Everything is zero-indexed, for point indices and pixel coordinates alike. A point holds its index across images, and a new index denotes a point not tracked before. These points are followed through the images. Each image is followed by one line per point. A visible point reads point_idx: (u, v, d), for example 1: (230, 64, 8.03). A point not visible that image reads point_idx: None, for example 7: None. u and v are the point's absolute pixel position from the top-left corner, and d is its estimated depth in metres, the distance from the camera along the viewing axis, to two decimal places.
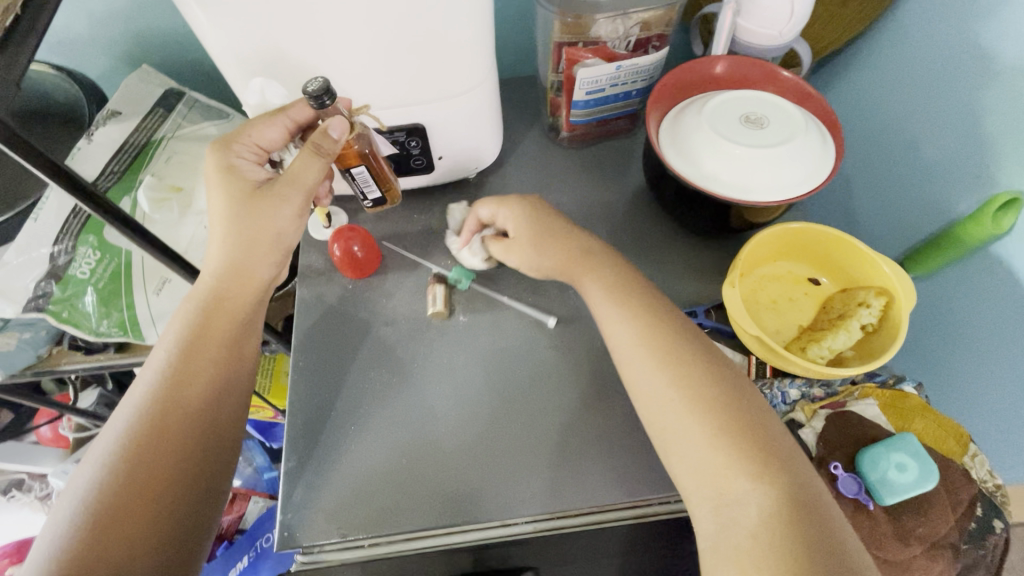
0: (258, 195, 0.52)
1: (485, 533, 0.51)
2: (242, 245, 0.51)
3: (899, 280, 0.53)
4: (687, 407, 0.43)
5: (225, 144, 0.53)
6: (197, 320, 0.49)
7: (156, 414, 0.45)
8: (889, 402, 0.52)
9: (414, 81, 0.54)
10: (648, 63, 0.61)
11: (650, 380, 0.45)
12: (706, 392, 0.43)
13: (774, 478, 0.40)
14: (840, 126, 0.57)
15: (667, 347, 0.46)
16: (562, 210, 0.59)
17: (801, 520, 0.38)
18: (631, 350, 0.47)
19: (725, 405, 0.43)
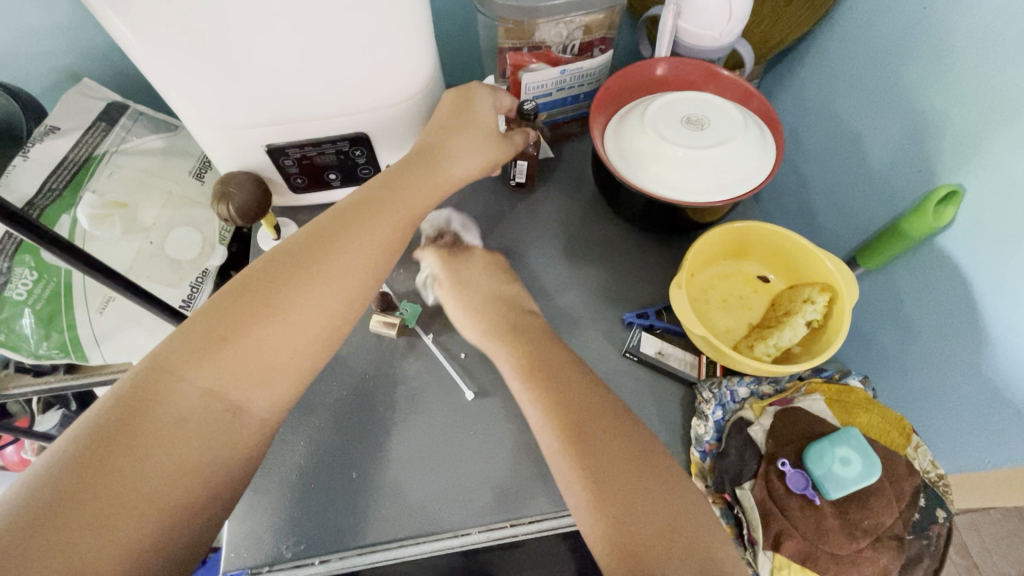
0: (471, 138, 0.56)
1: (442, 543, 0.51)
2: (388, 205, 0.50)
3: (841, 276, 0.54)
4: (551, 407, 0.46)
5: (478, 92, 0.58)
6: (301, 257, 0.45)
7: (243, 316, 0.42)
8: (836, 395, 0.53)
9: (354, 90, 0.53)
10: (593, 66, 0.61)
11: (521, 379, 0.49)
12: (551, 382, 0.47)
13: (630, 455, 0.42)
14: (780, 124, 0.57)
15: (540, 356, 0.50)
16: None
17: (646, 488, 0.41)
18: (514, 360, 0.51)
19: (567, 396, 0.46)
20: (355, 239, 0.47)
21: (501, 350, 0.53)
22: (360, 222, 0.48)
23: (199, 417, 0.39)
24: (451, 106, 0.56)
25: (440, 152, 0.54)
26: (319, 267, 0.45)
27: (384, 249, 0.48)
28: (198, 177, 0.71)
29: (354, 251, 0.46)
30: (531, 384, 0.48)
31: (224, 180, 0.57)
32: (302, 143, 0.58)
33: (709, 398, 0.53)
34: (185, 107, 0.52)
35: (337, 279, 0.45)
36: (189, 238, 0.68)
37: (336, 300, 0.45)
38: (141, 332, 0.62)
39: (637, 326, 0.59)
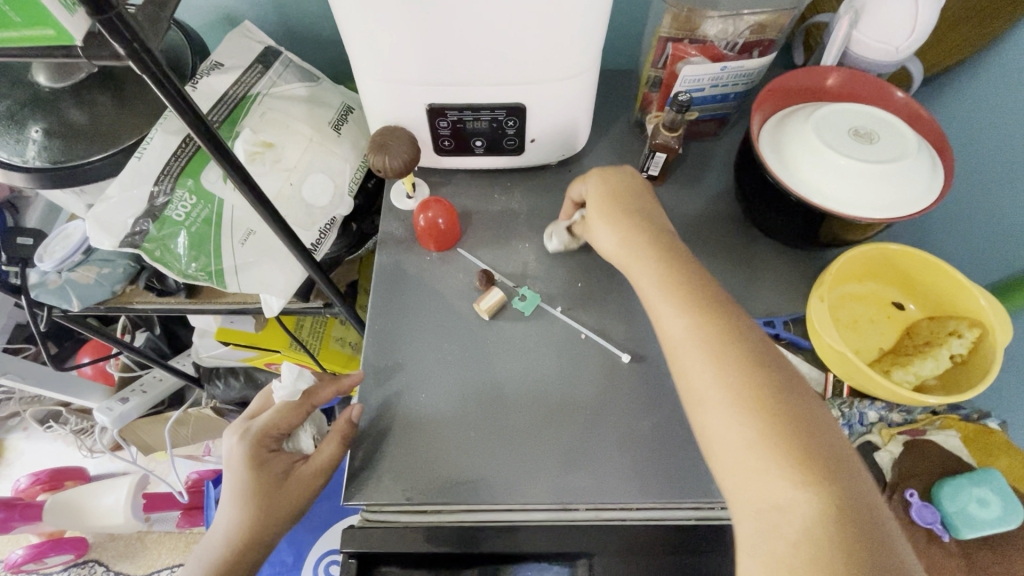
0: (261, 437, 0.54)
1: (547, 514, 0.52)
2: (262, 511, 0.53)
3: (996, 315, 0.52)
4: (688, 323, 0.46)
5: (262, 432, 0.55)
6: (227, 545, 0.53)
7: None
8: (973, 435, 0.51)
9: (519, 61, 0.54)
10: (753, 67, 0.60)
11: (656, 293, 0.49)
12: (691, 297, 0.47)
13: (761, 389, 0.42)
14: (951, 152, 0.55)
15: (674, 273, 0.49)
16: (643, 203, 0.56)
17: (790, 422, 0.41)
18: (647, 275, 0.50)
19: (700, 313, 0.46)
20: (231, 541, 0.53)
21: (645, 260, 0.51)
22: (230, 521, 0.53)
23: None
24: (236, 456, 0.53)
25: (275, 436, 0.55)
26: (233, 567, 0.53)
27: (274, 528, 0.54)
28: (337, 128, 0.73)
29: (246, 544, 0.53)
30: (675, 294, 0.48)
31: (385, 133, 0.59)
32: (461, 107, 0.59)
33: (837, 416, 0.53)
34: (363, 57, 0.55)
35: (254, 558, 0.54)
36: (325, 185, 0.70)
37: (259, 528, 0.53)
38: (275, 267, 0.65)
39: (763, 333, 0.58)
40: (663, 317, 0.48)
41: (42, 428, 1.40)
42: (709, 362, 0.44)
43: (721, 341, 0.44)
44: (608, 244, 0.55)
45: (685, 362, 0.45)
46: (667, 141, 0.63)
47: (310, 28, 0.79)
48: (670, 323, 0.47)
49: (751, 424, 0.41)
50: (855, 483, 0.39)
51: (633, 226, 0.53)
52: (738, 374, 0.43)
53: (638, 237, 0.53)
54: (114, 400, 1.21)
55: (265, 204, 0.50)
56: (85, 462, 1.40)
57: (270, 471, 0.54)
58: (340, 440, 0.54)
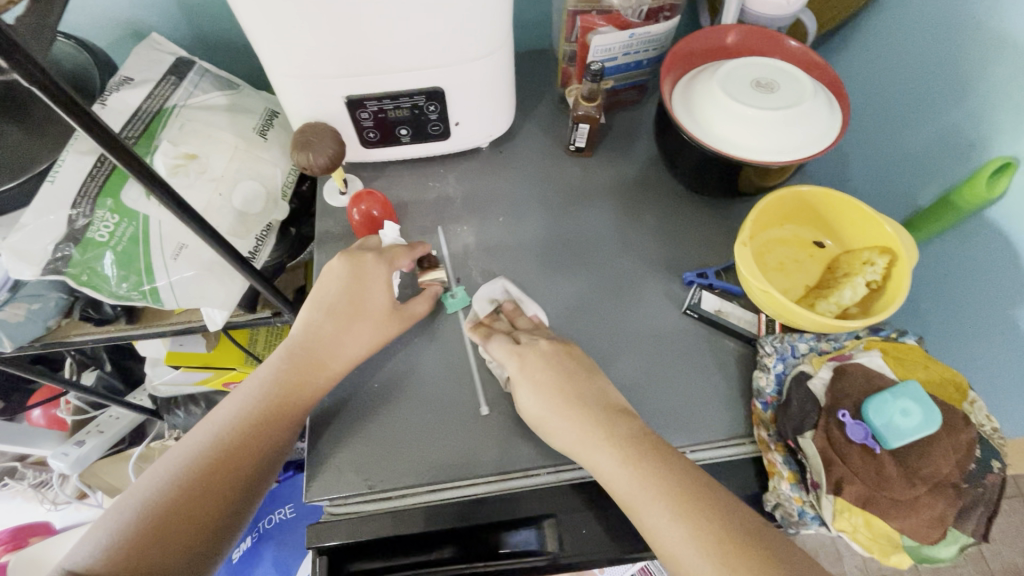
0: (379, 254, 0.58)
1: (509, 482, 0.53)
2: (303, 371, 0.54)
3: (901, 240, 0.55)
4: (666, 513, 0.44)
5: (383, 256, 0.58)
6: (273, 397, 0.52)
7: (235, 439, 0.51)
8: (894, 353, 0.55)
9: (428, 45, 0.55)
10: (659, 32, 0.63)
11: (614, 470, 0.47)
12: (644, 472, 0.46)
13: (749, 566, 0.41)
14: (846, 94, 0.59)
15: (623, 442, 0.47)
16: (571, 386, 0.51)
17: None
18: (603, 456, 0.47)
19: (662, 489, 0.45)
20: (257, 411, 0.52)
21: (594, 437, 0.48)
22: (262, 396, 0.53)
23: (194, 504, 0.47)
24: (343, 270, 0.57)
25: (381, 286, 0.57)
26: (271, 415, 0.52)
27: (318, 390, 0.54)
28: (262, 133, 0.72)
29: (290, 400, 0.53)
30: (631, 467, 0.46)
31: (307, 130, 0.58)
32: (381, 96, 0.59)
33: (771, 351, 0.56)
34: (272, 55, 0.54)
35: (296, 417, 0.53)
36: (256, 191, 0.69)
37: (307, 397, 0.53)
38: (212, 278, 0.64)
39: (697, 285, 0.61)
40: (601, 472, 0.47)
41: None
42: (682, 521, 0.43)
43: (681, 494, 0.44)
44: (559, 439, 0.50)
45: (648, 521, 0.44)
46: (588, 111, 0.65)
47: (224, 36, 0.78)
48: (640, 499, 0.45)
49: None
50: None
51: (558, 370, 0.52)
52: (679, 501, 0.44)
53: (574, 397, 0.50)
54: (70, 444, 1.16)
55: (185, 211, 0.49)
56: (49, 515, 1.33)
57: (344, 333, 0.55)
58: (432, 297, 0.59)
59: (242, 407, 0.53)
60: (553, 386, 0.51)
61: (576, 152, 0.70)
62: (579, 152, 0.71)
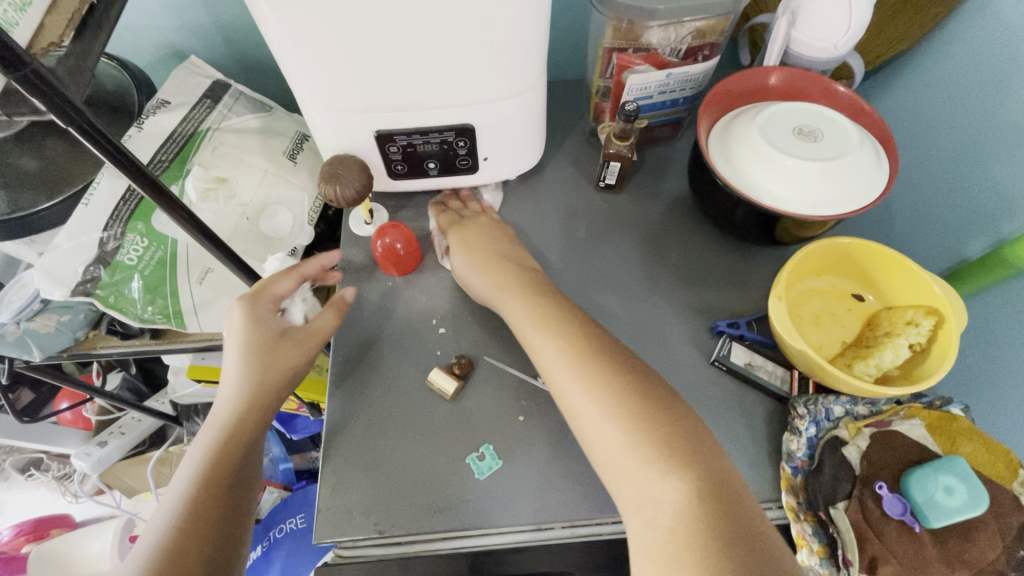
0: (265, 287, 0.56)
1: (522, 534, 0.52)
2: (255, 379, 0.53)
3: (950, 303, 0.52)
4: (593, 400, 0.46)
5: (253, 299, 0.56)
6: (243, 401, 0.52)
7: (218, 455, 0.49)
8: (937, 423, 0.51)
9: (460, 83, 0.54)
10: (698, 72, 0.61)
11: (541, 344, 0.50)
12: (581, 363, 0.48)
13: (689, 484, 0.42)
14: (895, 145, 0.56)
15: (577, 337, 0.50)
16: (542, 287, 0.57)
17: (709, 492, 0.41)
18: (549, 348, 0.50)
19: (582, 362, 0.48)
20: (217, 450, 0.50)
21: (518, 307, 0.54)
22: (218, 427, 0.51)
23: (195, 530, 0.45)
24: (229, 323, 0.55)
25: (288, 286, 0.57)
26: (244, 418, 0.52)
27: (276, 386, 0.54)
28: (291, 157, 0.72)
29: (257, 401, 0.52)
30: (572, 362, 0.48)
31: (334, 163, 0.58)
32: (410, 131, 0.59)
33: (804, 413, 0.52)
34: (304, 88, 0.54)
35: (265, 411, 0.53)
36: (283, 216, 0.69)
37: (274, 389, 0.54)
38: None
39: (727, 335, 0.59)
40: (541, 341, 0.51)
41: (23, 477, 1.36)
42: (602, 404, 0.45)
43: (606, 378, 0.47)
44: (479, 289, 0.59)
45: (576, 408, 0.46)
46: (620, 149, 0.63)
47: (259, 59, 0.79)
48: (607, 454, 0.44)
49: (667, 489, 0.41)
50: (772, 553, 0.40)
51: (555, 326, 0.51)
52: (611, 400, 0.45)
53: (506, 277, 0.57)
54: (92, 443, 1.18)
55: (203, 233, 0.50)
56: (70, 508, 1.36)
57: (270, 327, 0.55)
58: (338, 310, 0.59)
59: (214, 420, 0.52)
60: (477, 251, 0.60)
61: (604, 188, 0.69)
62: (608, 189, 0.69)
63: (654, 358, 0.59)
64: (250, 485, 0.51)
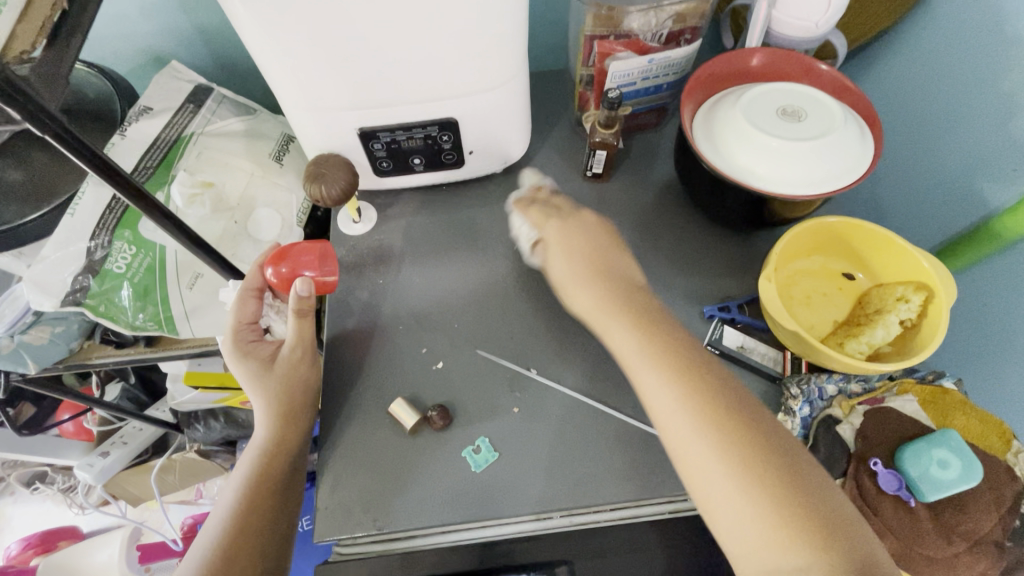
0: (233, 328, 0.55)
1: (523, 525, 0.52)
2: (281, 400, 0.54)
3: (939, 277, 0.52)
4: (678, 398, 0.43)
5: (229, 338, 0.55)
6: (277, 436, 0.53)
7: (254, 492, 0.51)
8: (930, 397, 0.51)
9: (441, 76, 0.54)
10: (680, 56, 0.61)
11: (613, 336, 0.48)
12: (666, 347, 0.46)
13: (770, 485, 0.39)
14: (879, 121, 0.56)
15: (656, 329, 0.47)
16: (626, 300, 0.49)
17: (798, 500, 0.39)
18: (623, 339, 0.47)
19: (674, 353, 0.45)
20: (253, 486, 0.51)
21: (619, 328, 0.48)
22: (252, 463, 0.53)
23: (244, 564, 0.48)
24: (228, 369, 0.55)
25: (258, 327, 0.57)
26: (276, 454, 0.53)
27: (301, 417, 0.55)
28: (278, 159, 0.72)
29: (286, 440, 0.54)
30: (651, 358, 0.45)
31: (320, 162, 0.58)
32: (393, 127, 0.58)
33: (797, 393, 0.53)
34: (285, 87, 0.54)
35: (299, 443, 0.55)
36: (271, 219, 0.69)
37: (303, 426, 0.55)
38: None
39: (719, 319, 0.59)
40: (625, 344, 0.47)
41: (29, 491, 1.36)
42: (728, 465, 0.40)
43: (724, 419, 0.42)
44: (579, 302, 0.51)
45: (695, 462, 0.41)
46: (606, 138, 0.63)
47: (242, 62, 0.78)
48: (708, 464, 0.41)
49: (759, 497, 0.39)
50: (863, 545, 0.39)
51: (635, 313, 0.48)
52: (694, 394, 0.43)
53: (618, 303, 0.49)
54: (95, 454, 1.18)
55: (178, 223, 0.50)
56: (77, 520, 1.36)
57: (258, 356, 0.55)
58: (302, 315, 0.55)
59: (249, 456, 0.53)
60: (580, 256, 0.53)
61: (592, 177, 0.69)
62: (596, 177, 0.69)
63: None
64: (295, 484, 0.55)
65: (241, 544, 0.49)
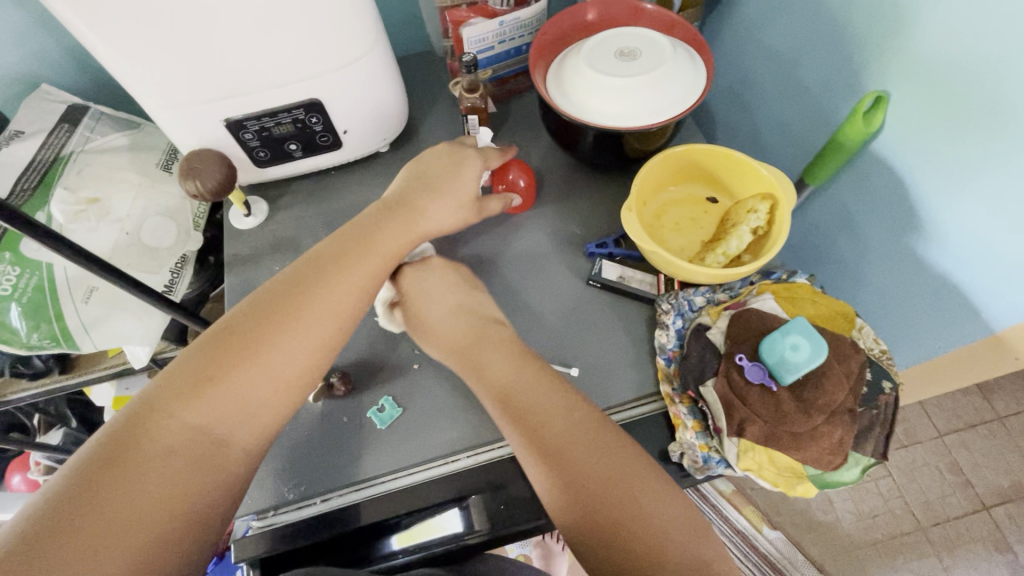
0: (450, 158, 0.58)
1: (432, 471, 0.54)
2: (276, 297, 0.45)
3: (778, 182, 0.57)
4: (499, 398, 0.49)
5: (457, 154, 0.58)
6: (255, 332, 0.43)
7: (190, 387, 0.40)
8: (784, 293, 0.57)
9: (293, 57, 0.56)
10: (529, 16, 0.64)
11: (483, 349, 0.53)
12: (511, 352, 0.52)
13: (560, 477, 0.44)
14: (707, 47, 0.61)
15: (490, 345, 0.53)
16: (479, 328, 0.54)
17: (589, 489, 0.43)
18: (488, 353, 0.52)
19: (499, 347, 0.52)
20: (197, 385, 0.40)
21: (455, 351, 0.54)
22: (212, 355, 0.42)
23: (156, 477, 0.37)
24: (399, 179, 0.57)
25: (415, 210, 0.54)
26: (250, 360, 0.42)
27: (328, 342, 0.46)
28: (166, 168, 0.73)
29: (277, 345, 0.43)
30: (486, 368, 0.51)
31: (192, 158, 0.59)
32: (259, 115, 0.60)
33: (668, 308, 0.58)
34: (141, 89, 0.55)
35: (295, 355, 0.44)
36: (165, 226, 0.70)
37: (319, 341, 0.45)
38: (128, 317, 0.64)
39: (598, 256, 0.63)
40: (479, 358, 0.52)
41: None
42: (522, 445, 0.46)
43: (534, 419, 0.47)
44: (441, 342, 0.55)
45: (511, 445, 0.48)
46: (474, 102, 0.66)
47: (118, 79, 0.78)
48: (516, 445, 0.47)
49: (551, 483, 0.44)
50: (658, 532, 0.42)
51: (474, 333, 0.54)
52: (514, 396, 0.49)
53: (456, 331, 0.54)
54: None
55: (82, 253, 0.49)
56: None
57: (462, 198, 0.57)
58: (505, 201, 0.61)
59: (205, 350, 0.42)
60: (453, 312, 0.56)
61: (472, 143, 0.71)
62: (476, 144, 0.72)
63: (536, 290, 0.62)
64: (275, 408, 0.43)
65: (160, 446, 0.38)
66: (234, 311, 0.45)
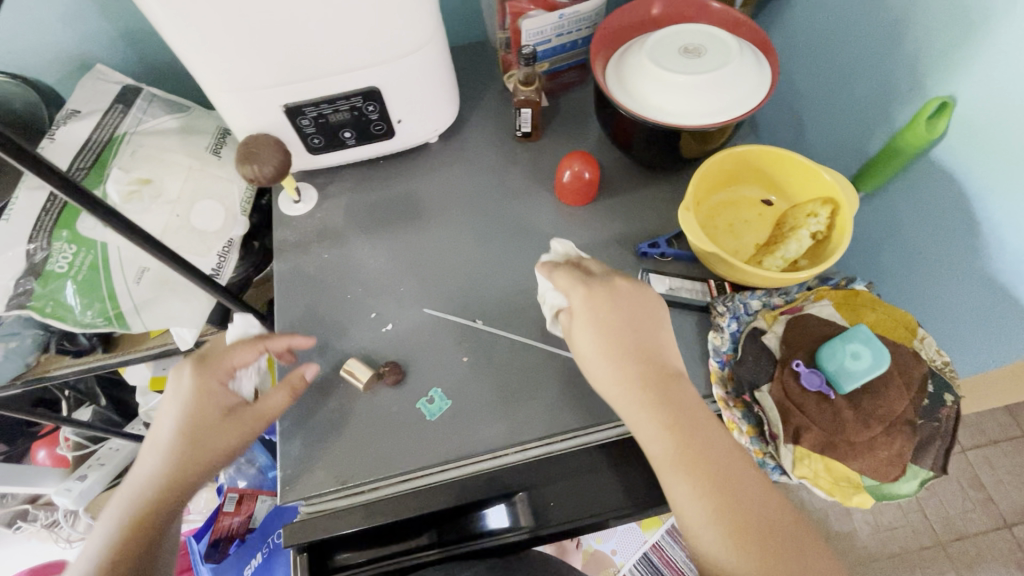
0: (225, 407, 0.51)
1: (479, 465, 0.54)
2: (187, 421, 0.50)
3: (841, 187, 0.56)
4: (663, 431, 0.46)
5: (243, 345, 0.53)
6: (175, 466, 0.50)
7: (148, 514, 0.49)
8: (843, 299, 0.56)
9: (356, 44, 0.55)
10: (588, 10, 0.64)
11: (589, 364, 0.50)
12: (640, 380, 0.48)
13: (756, 527, 0.43)
14: (773, 48, 0.60)
15: (640, 373, 0.48)
16: (645, 359, 0.49)
17: (765, 539, 0.42)
18: (602, 371, 0.49)
19: (625, 374, 0.48)
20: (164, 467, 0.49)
21: (624, 385, 0.48)
22: (161, 450, 0.50)
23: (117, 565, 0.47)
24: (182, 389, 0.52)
25: (216, 368, 0.52)
26: (174, 457, 0.50)
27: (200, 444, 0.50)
28: (215, 152, 0.73)
29: (172, 490, 0.50)
30: (646, 406, 0.47)
31: (250, 143, 0.59)
32: (317, 101, 0.60)
33: (723, 310, 0.57)
34: (205, 70, 0.55)
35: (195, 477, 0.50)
36: (213, 210, 0.70)
37: (208, 461, 0.50)
38: (177, 298, 0.65)
39: (650, 256, 0.62)
40: (601, 378, 0.49)
41: (11, 531, 1.31)
42: (698, 492, 0.44)
43: (703, 466, 0.44)
44: (599, 374, 0.49)
45: (671, 492, 0.45)
46: (528, 96, 0.65)
47: (169, 62, 0.79)
48: (677, 492, 0.44)
49: (733, 533, 0.42)
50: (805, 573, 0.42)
51: (631, 373, 0.48)
52: (685, 443, 0.45)
53: (623, 352, 0.49)
54: (73, 479, 1.17)
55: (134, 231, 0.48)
56: (65, 553, 1.32)
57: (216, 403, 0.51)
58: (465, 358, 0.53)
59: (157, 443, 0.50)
60: (614, 330, 0.49)
61: (522, 136, 0.71)
62: (526, 137, 0.72)
63: None
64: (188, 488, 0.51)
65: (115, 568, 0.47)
66: (167, 410, 0.51)
